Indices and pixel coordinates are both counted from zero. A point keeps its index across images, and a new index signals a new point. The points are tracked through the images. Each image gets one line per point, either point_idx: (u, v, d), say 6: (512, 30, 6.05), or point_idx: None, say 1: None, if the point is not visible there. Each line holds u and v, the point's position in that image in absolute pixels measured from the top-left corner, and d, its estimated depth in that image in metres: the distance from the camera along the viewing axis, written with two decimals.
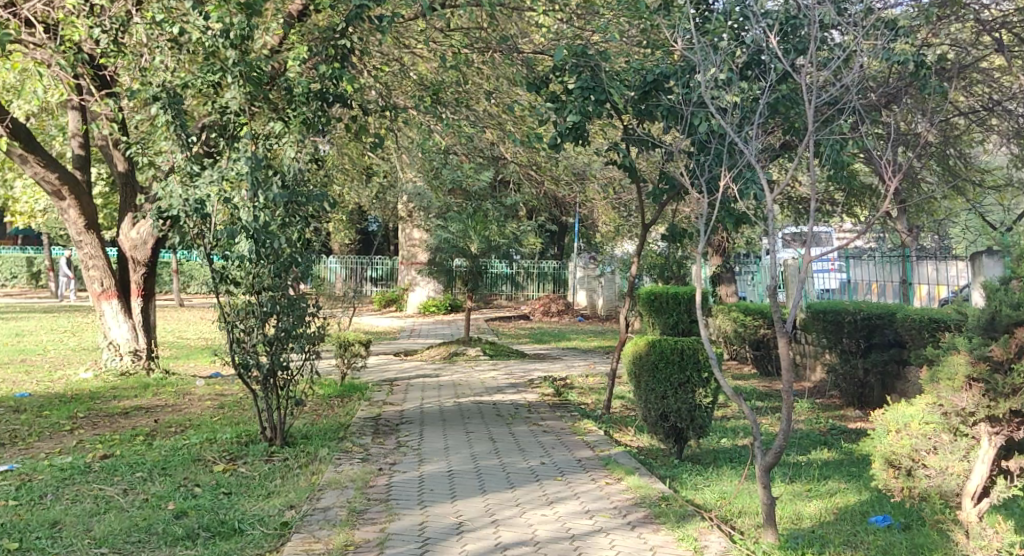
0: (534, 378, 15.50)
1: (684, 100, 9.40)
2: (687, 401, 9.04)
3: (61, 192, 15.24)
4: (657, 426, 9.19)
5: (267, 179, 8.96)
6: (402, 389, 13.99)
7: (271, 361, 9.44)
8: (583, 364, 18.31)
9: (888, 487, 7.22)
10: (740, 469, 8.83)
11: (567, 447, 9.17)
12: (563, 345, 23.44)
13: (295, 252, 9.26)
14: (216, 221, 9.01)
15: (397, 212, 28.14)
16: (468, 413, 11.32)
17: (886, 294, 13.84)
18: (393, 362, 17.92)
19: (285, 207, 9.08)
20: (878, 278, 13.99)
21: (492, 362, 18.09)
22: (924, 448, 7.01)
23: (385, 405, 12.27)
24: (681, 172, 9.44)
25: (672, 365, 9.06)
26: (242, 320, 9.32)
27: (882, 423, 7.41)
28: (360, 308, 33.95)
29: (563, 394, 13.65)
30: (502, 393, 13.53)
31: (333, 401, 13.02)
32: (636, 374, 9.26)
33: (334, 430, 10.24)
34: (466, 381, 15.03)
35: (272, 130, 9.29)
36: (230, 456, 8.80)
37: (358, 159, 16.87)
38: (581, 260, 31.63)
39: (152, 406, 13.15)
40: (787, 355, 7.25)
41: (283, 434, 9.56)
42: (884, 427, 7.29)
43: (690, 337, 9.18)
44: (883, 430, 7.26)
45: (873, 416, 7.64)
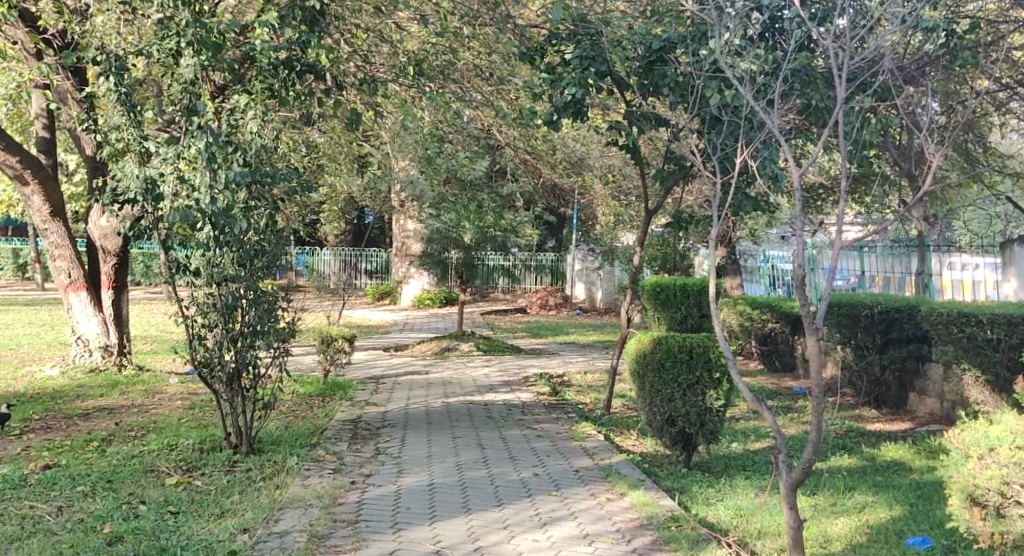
0: (529, 376, 14.63)
1: (694, 70, 8.48)
2: (696, 404, 8.14)
3: (23, 176, 14.38)
4: (663, 431, 8.28)
5: (227, 157, 8.03)
6: (387, 387, 13.12)
7: (236, 360, 8.51)
8: (581, 359, 17.46)
9: (972, 530, 6.02)
10: (756, 479, 7.94)
11: (564, 455, 8.25)
12: (560, 339, 22.53)
13: (262, 240, 8.45)
14: (169, 203, 8.00)
15: (390, 202, 27.23)
16: (456, 416, 10.40)
17: (890, 287, 13.01)
18: (381, 358, 17.06)
19: (248, 188, 8.16)
20: (885, 269, 13.19)
21: (485, 358, 17.23)
22: (1018, 481, 5.78)
23: (368, 406, 11.38)
24: (690, 150, 8.53)
25: (679, 364, 8.16)
26: (203, 315, 8.37)
27: (959, 445, 6.20)
28: (353, 301, 33.11)
29: (559, 393, 12.78)
30: (494, 392, 12.65)
31: (313, 402, 12.11)
32: (638, 374, 8.34)
33: (307, 435, 9.32)
34: (456, 379, 14.16)
35: (236, 103, 8.34)
36: (186, 466, 7.89)
37: (345, 145, 15.96)
38: (578, 251, 30.30)
39: (117, 408, 12.34)
40: (817, 356, 6.33)
41: (249, 440, 8.68)
42: (963, 452, 6.08)
43: (699, 334, 8.27)
44: (963, 456, 6.06)
45: (947, 438, 6.44)
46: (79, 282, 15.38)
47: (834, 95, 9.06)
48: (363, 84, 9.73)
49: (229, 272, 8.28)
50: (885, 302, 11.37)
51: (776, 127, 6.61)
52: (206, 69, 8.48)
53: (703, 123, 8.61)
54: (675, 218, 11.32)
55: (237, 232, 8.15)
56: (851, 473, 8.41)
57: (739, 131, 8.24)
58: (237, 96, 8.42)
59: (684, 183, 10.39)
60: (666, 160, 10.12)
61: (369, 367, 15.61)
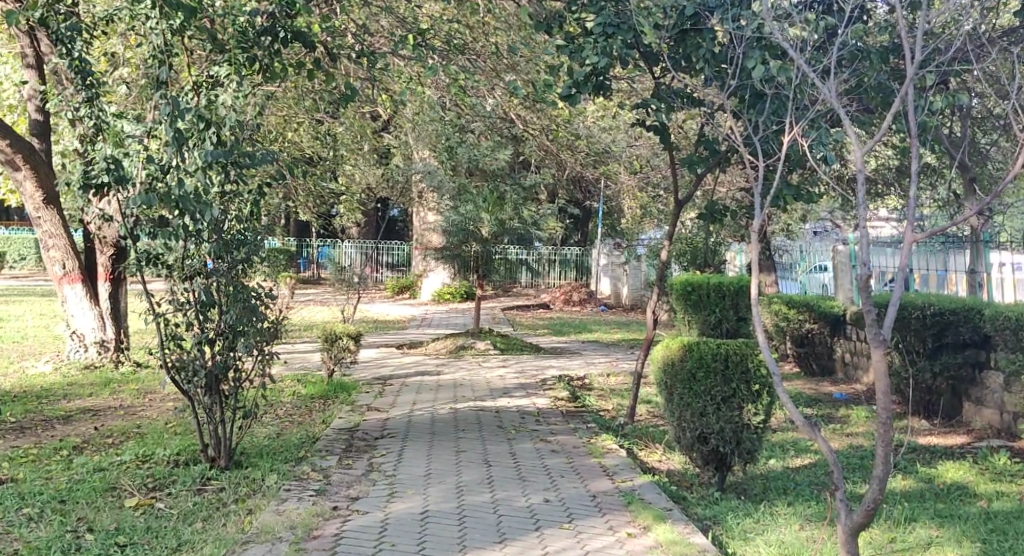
0: (547, 378, 13.65)
1: (734, 39, 7.47)
2: (732, 420, 7.14)
3: (15, 161, 13.44)
4: (693, 450, 7.28)
5: (200, 136, 7.11)
6: (394, 389, 12.17)
7: (214, 365, 7.57)
8: (604, 359, 16.46)
9: None
10: (801, 506, 6.93)
11: (580, 475, 7.31)
12: (583, 337, 21.52)
13: (244, 229, 7.51)
14: (133, 188, 7.07)
15: (410, 194, 26.31)
16: (464, 425, 9.43)
17: (928, 286, 11.93)
18: (392, 356, 16.12)
19: (223, 169, 7.23)
20: (923, 267, 12.13)
21: (502, 358, 16.25)
22: None
23: (369, 411, 10.44)
24: (728, 131, 7.54)
25: (713, 376, 7.18)
26: (176, 312, 7.42)
27: None
28: (373, 294, 32.22)
29: (579, 399, 11.79)
30: (509, 396, 11.68)
31: (312, 406, 11.18)
32: (665, 385, 7.38)
33: (295, 445, 8.36)
34: (469, 380, 13.20)
35: (214, 75, 7.41)
36: (152, 485, 6.99)
37: (357, 131, 15.06)
38: (604, 246, 29.27)
39: (102, 409, 11.47)
40: (884, 372, 5.44)
41: (229, 453, 7.73)
42: None
43: (737, 340, 7.28)
44: None
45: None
46: (76, 273, 14.51)
47: (892, 71, 8.01)
48: (362, 56, 8.78)
49: (204, 265, 7.34)
50: (940, 302, 10.28)
51: (834, 99, 5.58)
52: (182, 37, 7.56)
53: (742, 100, 7.61)
54: (708, 210, 10.31)
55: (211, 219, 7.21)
56: (910, 500, 7.35)
57: (791, 106, 7.05)
58: (216, 67, 7.49)
59: (719, 169, 9.35)
60: (699, 144, 9.12)
61: (377, 367, 14.65)
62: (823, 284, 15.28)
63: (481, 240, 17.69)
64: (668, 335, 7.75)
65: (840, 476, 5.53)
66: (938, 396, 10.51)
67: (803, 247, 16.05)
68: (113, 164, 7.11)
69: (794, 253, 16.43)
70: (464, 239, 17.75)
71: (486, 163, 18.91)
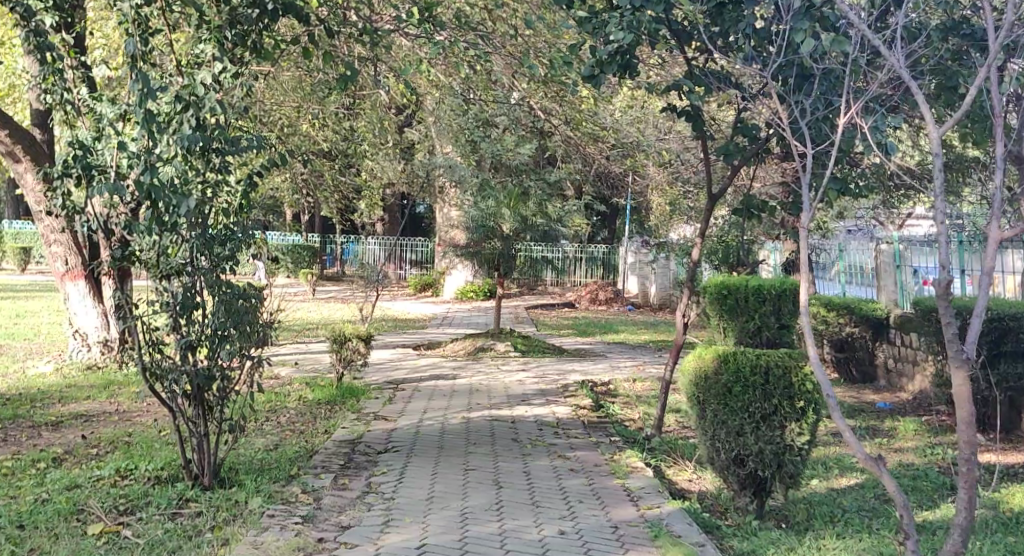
0: (570, 383, 12.92)
1: (774, 10, 6.72)
2: (772, 441, 6.36)
3: (15, 153, 12.61)
4: (728, 473, 6.51)
5: (177, 118, 6.41)
6: (406, 393, 11.46)
7: (194, 374, 6.77)
8: (631, 363, 15.68)
9: None
10: (851, 539, 6.13)
11: (603, 503, 6.53)
12: (608, 338, 20.72)
13: (230, 223, 6.78)
14: (101, 176, 6.35)
15: (433, 189, 25.64)
16: (476, 438, 8.68)
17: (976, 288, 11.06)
18: (408, 358, 15.42)
19: (204, 155, 6.51)
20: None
21: (523, 361, 15.52)
22: None
23: (377, 418, 9.73)
24: (769, 115, 6.78)
25: (750, 390, 6.41)
26: (152, 315, 6.64)
27: None
28: (395, 292, 31.55)
29: (603, 407, 11.05)
30: (528, 404, 10.95)
31: (318, 411, 10.49)
32: (697, 401, 6.62)
33: (288, 460, 7.60)
34: (486, 385, 12.49)
35: (200, 53, 6.74)
36: (123, 508, 6.27)
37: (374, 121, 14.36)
38: (632, 243, 28.52)
39: (97, 413, 10.74)
40: (968, 407, 4.69)
41: (214, 471, 6.92)
42: None
43: (779, 351, 6.50)
44: None
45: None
46: (79, 267, 13.64)
47: (951, 54, 7.24)
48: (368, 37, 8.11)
49: (181, 262, 6.57)
50: (997, 307, 9.43)
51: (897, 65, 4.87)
52: (165, 12, 6.88)
53: (785, 82, 6.89)
54: (743, 206, 9.56)
55: (189, 213, 6.47)
56: (970, 531, 6.56)
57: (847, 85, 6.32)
58: (201, 45, 6.82)
59: (756, 159, 8.58)
60: (736, 132, 8.38)
61: (390, 369, 13.91)
62: (863, 285, 14.48)
63: (503, 238, 16.94)
64: (701, 344, 6.97)
65: (912, 522, 4.85)
66: (993, 409, 9.68)
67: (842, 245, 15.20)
68: (80, 149, 6.40)
69: (831, 253, 15.60)
70: (485, 236, 17.00)
71: (509, 157, 18.18)
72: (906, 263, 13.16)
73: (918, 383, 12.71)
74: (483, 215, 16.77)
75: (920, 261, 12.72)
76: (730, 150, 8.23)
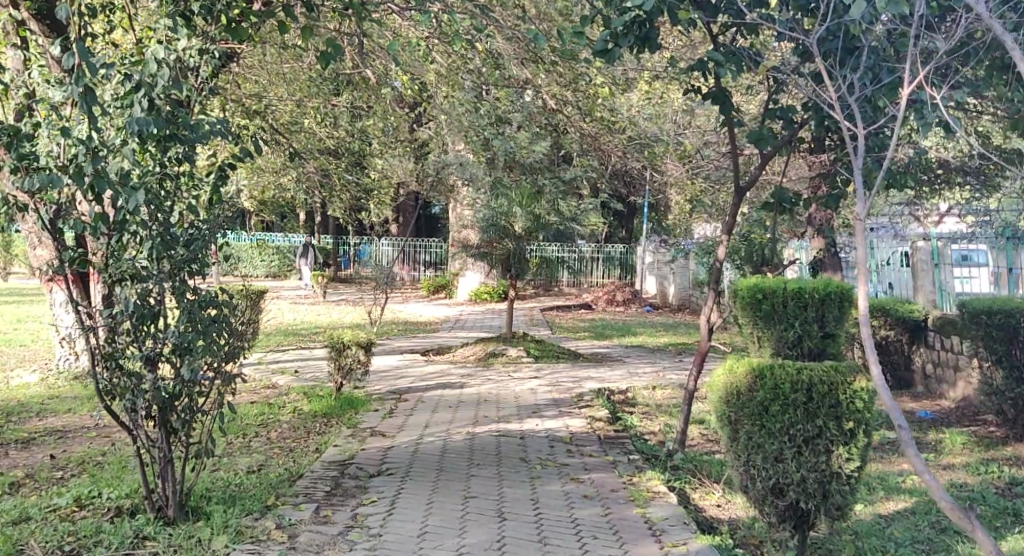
0: (587, 392, 12.12)
1: None
2: (817, 467, 5.55)
3: None
4: (765, 504, 5.67)
5: (126, 99, 5.56)
6: (410, 404, 10.67)
7: (154, 397, 5.87)
8: (651, 368, 14.84)
9: None
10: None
11: (620, 540, 5.72)
12: (626, 340, 19.88)
13: (194, 223, 5.93)
14: (36, 166, 5.54)
15: (445, 187, 24.82)
16: (480, 458, 7.86)
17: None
18: (417, 365, 14.63)
19: (158, 142, 5.66)
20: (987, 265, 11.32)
21: (537, 367, 14.72)
22: None
23: (375, 433, 8.94)
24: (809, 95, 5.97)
25: (789, 411, 5.57)
26: (105, 327, 5.80)
27: None
28: (408, 294, 30.74)
29: (622, 419, 10.25)
30: (541, 415, 10.17)
31: (312, 425, 9.69)
32: (727, 421, 5.77)
33: (269, 485, 6.83)
34: (496, 394, 11.72)
35: (161, 27, 5.94)
36: (69, 548, 5.50)
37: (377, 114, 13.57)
38: (651, 242, 27.74)
39: (74, 425, 9.92)
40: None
41: (181, 501, 6.10)
42: None
43: (823, 363, 5.64)
44: None
45: None
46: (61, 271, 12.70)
47: (1013, 25, 6.42)
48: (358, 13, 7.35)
49: (138, 266, 5.73)
50: None
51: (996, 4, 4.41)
52: None
53: (827, 57, 6.10)
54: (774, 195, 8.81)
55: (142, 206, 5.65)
56: None
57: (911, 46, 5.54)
58: (161, 18, 6.00)
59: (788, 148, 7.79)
60: (768, 117, 7.55)
61: (395, 377, 13.10)
62: (897, 284, 13.60)
63: (515, 237, 16.12)
64: (730, 356, 6.10)
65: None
66: None
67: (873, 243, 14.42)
68: (16, 137, 5.55)
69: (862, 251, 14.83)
70: (496, 235, 16.20)
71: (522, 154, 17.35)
72: (945, 262, 12.28)
73: (960, 390, 11.90)
74: (494, 214, 15.94)
75: (965, 259, 11.83)
76: (760, 133, 7.50)
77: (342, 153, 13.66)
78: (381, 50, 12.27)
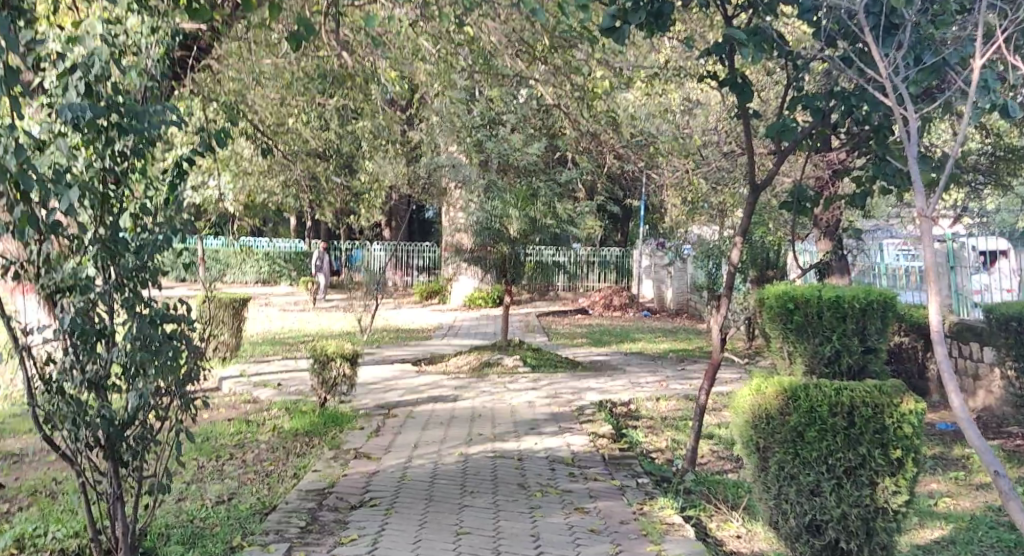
0: (587, 405, 11.41)
1: None
2: (860, 500, 5.49)
3: None
4: (806, 542, 5.61)
5: (60, 82, 4.83)
6: (400, 421, 9.95)
7: (99, 426, 5.13)
8: (654, 378, 14.14)
9: None
10: None
11: None
12: (625, 347, 19.18)
13: (145, 225, 5.20)
14: None
15: (437, 190, 24.11)
16: (474, 484, 7.15)
17: None
18: (408, 375, 13.91)
19: (99, 133, 4.93)
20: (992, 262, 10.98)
21: (533, 377, 14.01)
22: None
23: (360, 454, 8.23)
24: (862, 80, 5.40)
25: (827, 439, 5.56)
26: (44, 345, 5.08)
27: None
28: (400, 300, 30.01)
29: (626, 436, 9.54)
30: (539, 432, 9.46)
31: (292, 445, 8.98)
32: (756, 448, 5.73)
33: (238, 520, 6.10)
34: (492, 408, 11.00)
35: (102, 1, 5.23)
36: None
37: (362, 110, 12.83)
38: (648, 245, 27.09)
39: (37, 446, 9.19)
40: None
41: (133, 544, 5.37)
42: None
43: (865, 385, 5.62)
44: None
45: None
46: None
47: None
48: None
49: (80, 276, 5.01)
50: None
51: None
52: None
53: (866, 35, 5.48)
54: (796, 192, 8.32)
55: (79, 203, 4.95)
56: None
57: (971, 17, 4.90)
58: None
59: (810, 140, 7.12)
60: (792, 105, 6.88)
61: (384, 390, 12.39)
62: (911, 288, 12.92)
63: (510, 241, 15.42)
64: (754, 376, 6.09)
65: None
66: None
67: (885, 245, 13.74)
68: None
69: (873, 254, 14.15)
70: (491, 239, 15.49)
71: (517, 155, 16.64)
72: (960, 264, 11.62)
73: (981, 399, 11.21)
74: (488, 217, 15.23)
75: (979, 261, 11.21)
76: (785, 123, 6.97)
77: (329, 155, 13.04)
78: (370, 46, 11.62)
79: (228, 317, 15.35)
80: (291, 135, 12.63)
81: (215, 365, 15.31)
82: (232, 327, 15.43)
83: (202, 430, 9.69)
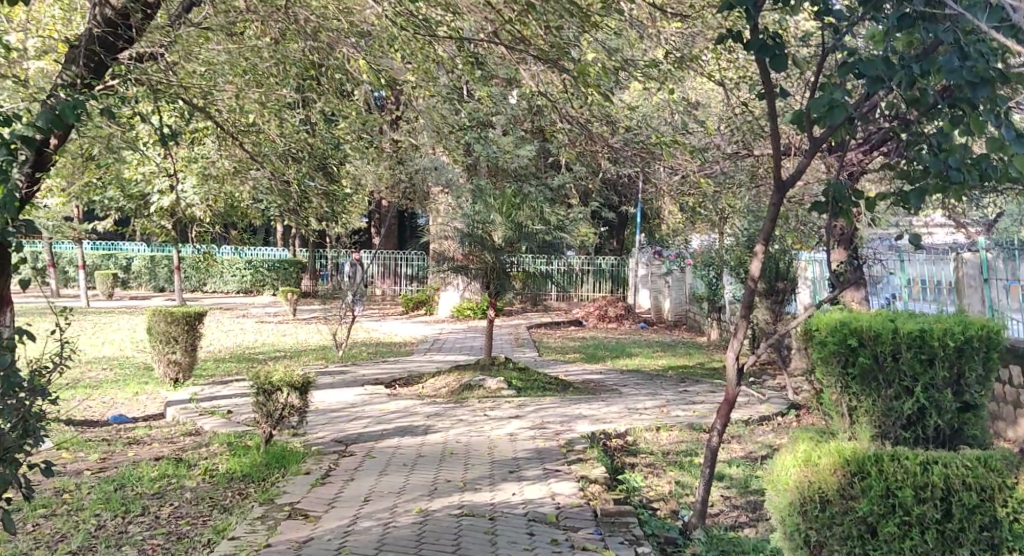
0: (576, 437, 9.90)
1: None
2: None
3: None
4: None
5: None
6: (356, 462, 8.47)
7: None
8: (652, 402, 12.68)
9: None
10: None
11: None
12: (621, 364, 17.71)
13: None
14: None
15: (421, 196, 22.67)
16: None
17: None
18: (379, 400, 12.43)
19: None
20: None
21: (517, 401, 12.52)
22: None
23: (298, 511, 6.75)
24: None
25: (905, 527, 5.63)
26: None
27: None
28: (386, 310, 28.51)
29: (624, 482, 8.05)
30: (519, 478, 7.95)
31: (221, 496, 7.52)
32: (808, 542, 5.81)
33: None
34: (466, 443, 9.50)
35: None
36: None
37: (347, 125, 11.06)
38: (645, 253, 25.71)
39: None
40: None
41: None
42: None
43: (952, 461, 5.65)
44: None
45: None
46: None
47: None
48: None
49: None
50: None
51: None
52: None
53: None
54: (833, 185, 6.73)
55: None
56: None
57: None
58: None
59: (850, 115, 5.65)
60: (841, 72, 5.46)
61: (348, 418, 10.91)
62: (934, 303, 11.41)
63: (494, 248, 13.68)
64: (800, 442, 6.16)
65: None
66: None
67: (901, 253, 12.36)
68: None
69: (889, 261, 12.70)
70: (474, 247, 13.74)
71: (505, 156, 15.19)
72: (996, 276, 10.14)
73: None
74: (469, 223, 13.70)
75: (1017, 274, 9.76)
76: (831, 97, 5.51)
77: (303, 155, 10.60)
78: (339, 36, 10.03)
79: (180, 333, 13.87)
80: (260, 136, 10.72)
81: (166, 387, 13.84)
82: (185, 345, 13.95)
83: (119, 474, 8.22)
